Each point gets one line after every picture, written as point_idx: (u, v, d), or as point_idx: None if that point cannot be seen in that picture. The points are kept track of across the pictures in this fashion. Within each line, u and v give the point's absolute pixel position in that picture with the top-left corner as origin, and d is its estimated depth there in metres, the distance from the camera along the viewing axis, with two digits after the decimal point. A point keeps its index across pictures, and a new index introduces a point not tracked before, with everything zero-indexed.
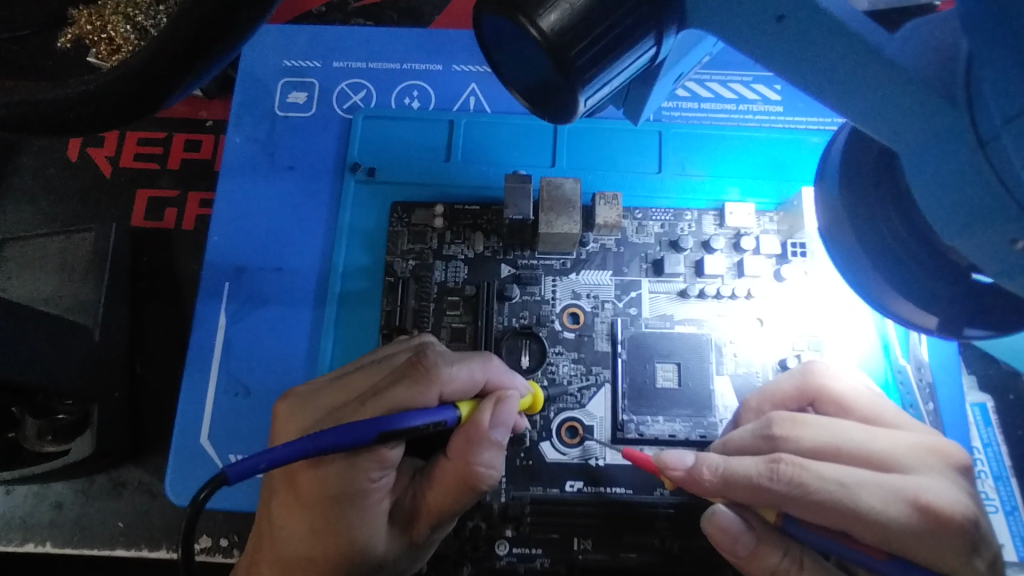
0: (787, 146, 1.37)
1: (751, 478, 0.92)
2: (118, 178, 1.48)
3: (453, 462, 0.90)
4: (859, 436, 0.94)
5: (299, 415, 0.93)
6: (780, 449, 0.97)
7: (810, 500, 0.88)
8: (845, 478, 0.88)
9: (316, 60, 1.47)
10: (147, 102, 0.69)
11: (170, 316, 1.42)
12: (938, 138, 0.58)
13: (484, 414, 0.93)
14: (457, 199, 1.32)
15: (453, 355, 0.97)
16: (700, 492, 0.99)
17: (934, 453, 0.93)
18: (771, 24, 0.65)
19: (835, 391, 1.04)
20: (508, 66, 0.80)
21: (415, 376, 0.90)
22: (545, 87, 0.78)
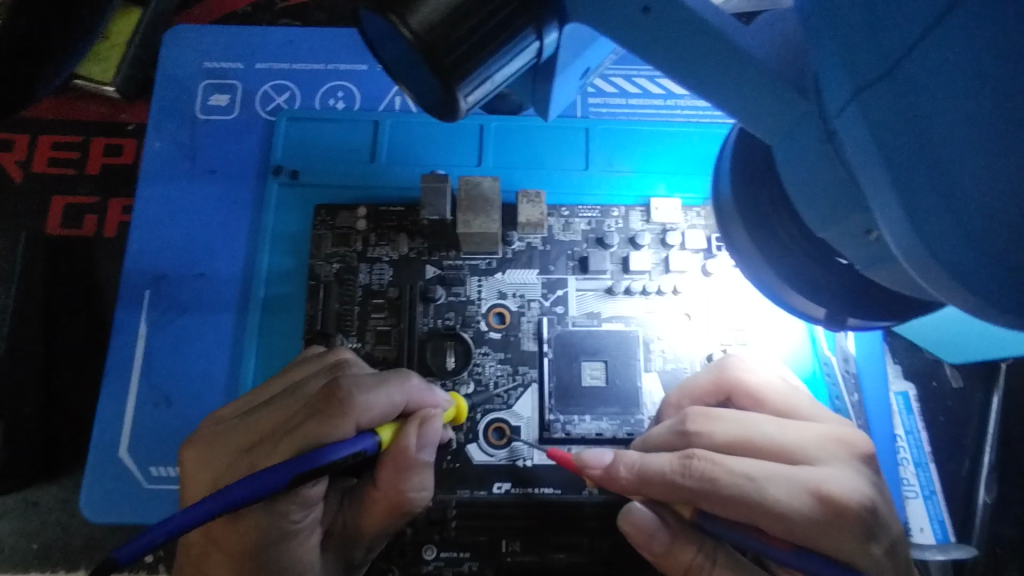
0: (714, 140, 1.37)
1: (665, 475, 0.92)
2: (30, 183, 1.42)
3: (384, 487, 0.95)
4: (770, 428, 0.95)
5: (208, 458, 0.89)
6: (694, 444, 0.97)
7: (720, 494, 0.88)
8: (754, 471, 0.89)
9: (239, 61, 1.43)
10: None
11: (87, 325, 1.35)
12: (796, 127, 0.58)
13: (407, 439, 0.94)
14: (381, 200, 1.31)
15: (369, 377, 0.94)
16: (619, 490, 0.98)
17: (842, 444, 0.93)
18: (638, 17, 0.65)
19: (750, 384, 1.04)
20: (395, 63, 0.78)
21: (328, 410, 0.88)
22: (428, 87, 0.75)
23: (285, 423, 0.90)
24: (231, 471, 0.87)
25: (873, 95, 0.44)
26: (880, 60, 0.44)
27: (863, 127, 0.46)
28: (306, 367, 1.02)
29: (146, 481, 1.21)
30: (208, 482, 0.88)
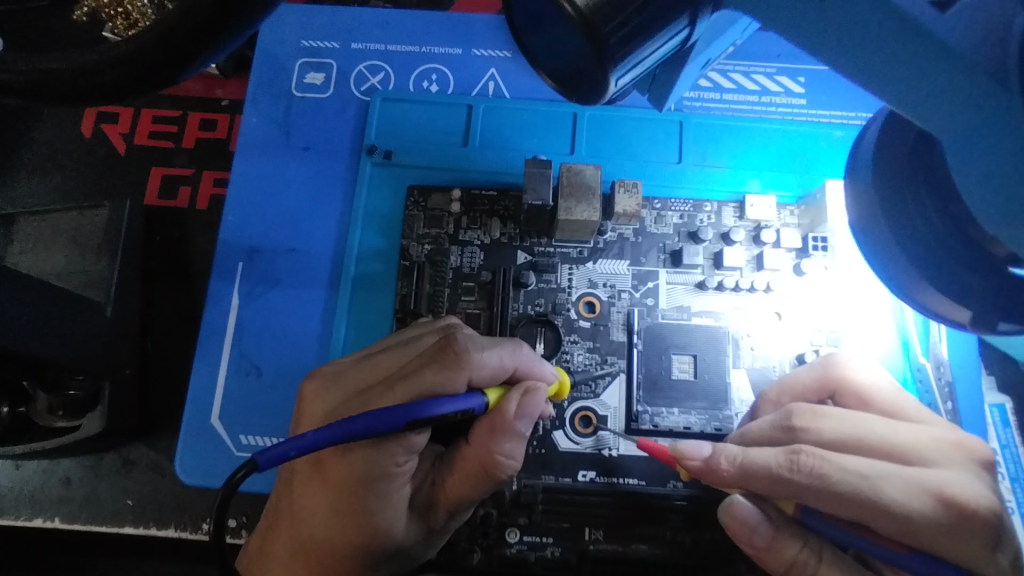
0: (809, 139, 1.35)
1: (772, 469, 0.90)
2: (133, 155, 1.48)
3: (475, 448, 0.83)
4: (881, 429, 0.93)
5: (326, 395, 0.87)
6: (800, 440, 0.96)
7: (833, 492, 0.86)
8: (867, 470, 0.86)
9: (335, 41, 1.45)
10: (164, 74, 0.70)
11: (180, 295, 1.42)
12: (989, 120, 0.57)
13: (507, 405, 0.84)
14: (474, 184, 1.31)
15: (483, 337, 0.88)
16: (718, 483, 0.96)
17: (958, 448, 0.92)
18: (812, 6, 0.64)
19: (857, 383, 1.04)
20: (540, 49, 0.78)
21: (444, 360, 0.82)
22: (575, 63, 0.77)
23: (399, 369, 0.85)
24: (347, 404, 0.83)
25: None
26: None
27: None
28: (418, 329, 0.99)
29: (236, 448, 1.24)
30: (322, 413, 0.86)
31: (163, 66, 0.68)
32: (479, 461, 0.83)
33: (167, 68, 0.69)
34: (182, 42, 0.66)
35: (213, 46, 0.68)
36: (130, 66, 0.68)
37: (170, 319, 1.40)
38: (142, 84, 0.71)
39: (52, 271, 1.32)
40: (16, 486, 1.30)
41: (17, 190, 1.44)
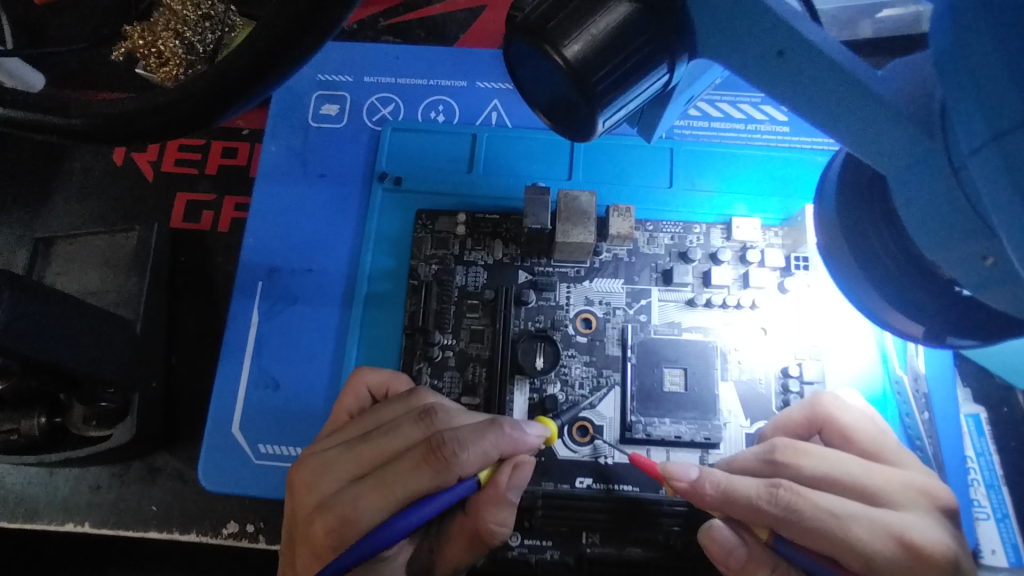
0: (793, 164, 1.44)
1: (752, 499, 0.99)
2: (160, 182, 1.58)
3: (470, 520, 0.98)
4: (856, 469, 1.01)
5: (314, 484, 0.92)
6: (781, 474, 1.04)
7: (805, 525, 0.95)
8: (838, 509, 0.95)
9: (348, 75, 1.56)
10: (197, 120, 0.74)
11: (203, 313, 1.51)
12: (920, 163, 0.65)
13: (499, 482, 0.96)
14: (478, 208, 1.40)
15: (468, 427, 0.93)
16: (701, 505, 1.06)
17: (924, 494, 0.99)
18: (772, 58, 0.74)
19: (841, 423, 1.11)
20: (532, 85, 0.86)
21: (432, 464, 0.89)
22: (564, 102, 0.84)
23: (387, 465, 0.91)
24: (338, 499, 0.89)
25: (996, 149, 0.51)
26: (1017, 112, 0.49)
27: (998, 164, 0.50)
28: (395, 405, 1.04)
29: (255, 456, 1.33)
30: (313, 503, 0.91)
31: (197, 114, 0.73)
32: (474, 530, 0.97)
33: (202, 116, 0.73)
34: (222, 90, 0.71)
35: (250, 93, 0.72)
36: (173, 113, 0.73)
37: (193, 335, 1.50)
38: (182, 130, 0.76)
39: (84, 291, 1.42)
40: (50, 493, 1.39)
41: (53, 215, 1.55)
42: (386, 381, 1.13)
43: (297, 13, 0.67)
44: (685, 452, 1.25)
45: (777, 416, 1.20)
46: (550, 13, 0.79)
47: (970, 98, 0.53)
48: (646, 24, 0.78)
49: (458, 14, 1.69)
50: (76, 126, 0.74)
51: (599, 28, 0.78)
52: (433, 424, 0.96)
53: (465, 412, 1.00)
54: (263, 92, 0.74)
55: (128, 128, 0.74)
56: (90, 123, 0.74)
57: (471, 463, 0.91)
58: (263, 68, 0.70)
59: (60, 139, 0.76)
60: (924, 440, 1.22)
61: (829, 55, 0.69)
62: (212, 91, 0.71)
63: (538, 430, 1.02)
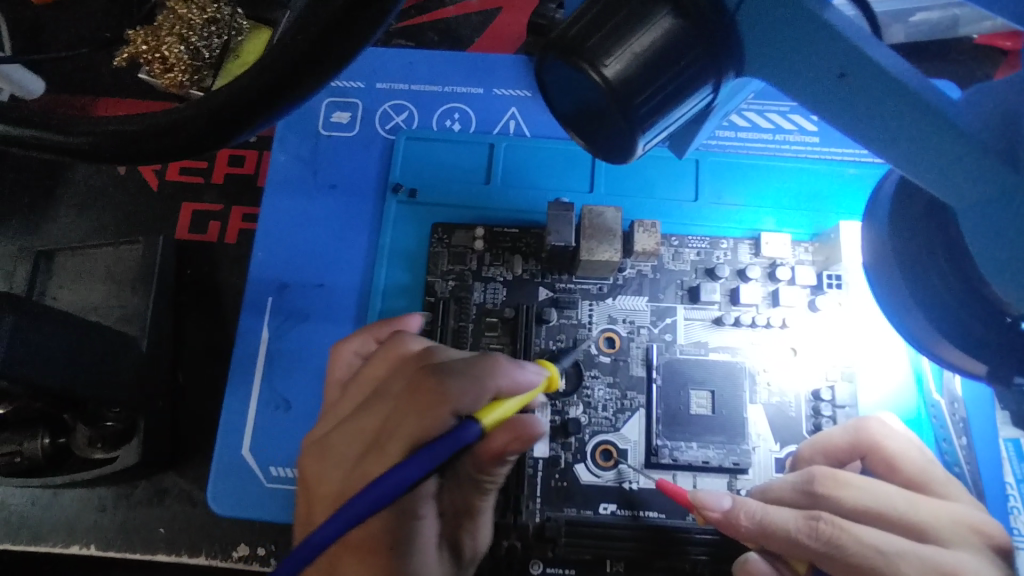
0: (822, 176, 1.39)
1: (791, 532, 0.95)
2: (166, 191, 1.53)
3: (474, 471, 0.92)
4: (902, 503, 0.96)
5: (324, 466, 0.88)
6: (821, 506, 0.99)
7: (848, 562, 0.91)
8: (884, 545, 0.91)
9: (360, 81, 1.50)
10: (215, 140, 0.68)
11: (210, 328, 1.46)
12: (1003, 200, 0.60)
13: (499, 441, 0.88)
14: (496, 222, 1.35)
15: (455, 365, 0.91)
16: (736, 536, 1.01)
17: (975, 532, 0.94)
18: (833, 81, 0.68)
19: (888, 452, 1.05)
20: (559, 93, 0.80)
21: (427, 407, 0.86)
22: (601, 120, 0.78)
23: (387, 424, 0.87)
24: (348, 476, 0.85)
25: None
26: None
27: None
28: (378, 362, 0.98)
29: (266, 480, 1.28)
30: (326, 483, 0.87)
31: (216, 134, 0.67)
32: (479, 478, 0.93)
33: (220, 136, 0.68)
34: (237, 113, 0.65)
35: (271, 113, 0.66)
36: (183, 135, 0.67)
37: (201, 352, 1.45)
38: (193, 152, 0.70)
39: (87, 306, 1.37)
40: (52, 515, 1.34)
41: (55, 226, 1.50)
42: (367, 342, 1.10)
43: (323, 31, 0.61)
44: (713, 477, 1.21)
45: (814, 437, 1.14)
46: (589, 31, 0.74)
47: None
48: (692, 42, 0.74)
49: (473, 16, 1.64)
50: (77, 145, 0.68)
51: (642, 45, 0.73)
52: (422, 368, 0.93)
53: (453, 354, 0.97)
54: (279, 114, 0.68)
55: (134, 147, 0.68)
56: (95, 141, 0.68)
57: (467, 400, 0.88)
58: (281, 90, 0.63)
59: (63, 158, 0.71)
60: (962, 466, 1.18)
61: (896, 78, 0.63)
62: (230, 111, 0.65)
63: (534, 368, 0.95)
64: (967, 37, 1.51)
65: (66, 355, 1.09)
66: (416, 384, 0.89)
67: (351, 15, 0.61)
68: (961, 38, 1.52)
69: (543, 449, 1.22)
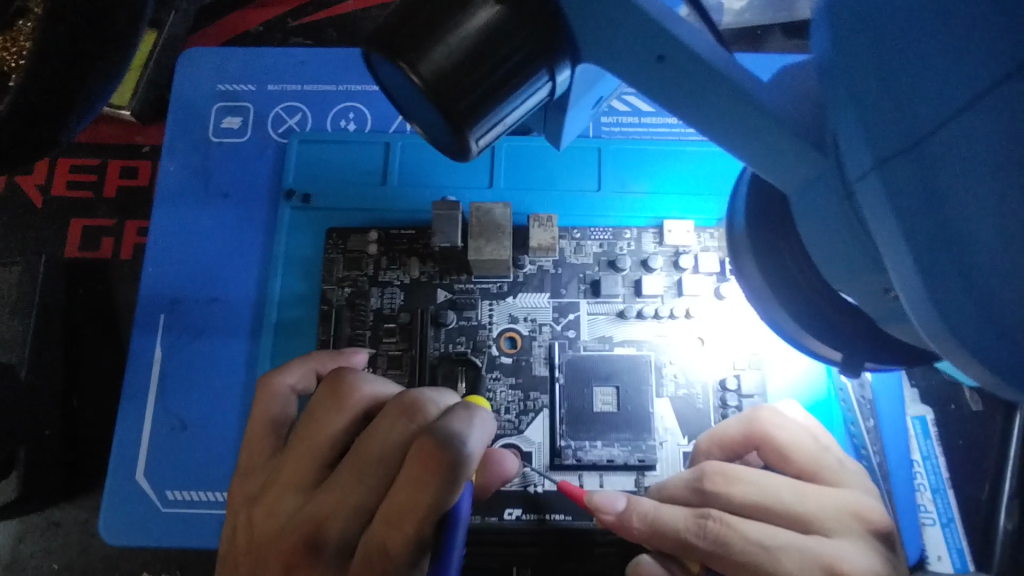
0: (728, 160, 1.35)
1: (679, 531, 0.92)
2: (52, 208, 1.45)
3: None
4: (788, 495, 0.93)
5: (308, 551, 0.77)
6: (710, 503, 0.95)
7: (733, 559, 0.88)
8: (768, 539, 0.88)
9: (252, 83, 1.44)
10: (10, 162, 0.68)
11: (105, 349, 1.39)
12: (816, 184, 0.57)
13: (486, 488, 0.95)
14: (393, 223, 1.30)
15: (455, 419, 0.76)
16: (628, 538, 0.98)
17: (857, 517, 0.91)
18: (654, 64, 0.65)
19: (778, 441, 1.01)
20: (391, 87, 0.75)
21: (437, 480, 0.72)
22: (428, 113, 0.73)
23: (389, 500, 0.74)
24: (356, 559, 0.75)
25: (907, 165, 0.43)
26: (906, 133, 0.42)
27: (883, 193, 0.44)
28: (330, 415, 0.82)
29: (161, 505, 1.23)
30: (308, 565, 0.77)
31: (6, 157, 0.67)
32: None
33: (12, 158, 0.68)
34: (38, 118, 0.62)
35: (55, 133, 0.66)
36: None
37: (96, 375, 1.38)
38: (21, 162, 0.68)
39: None
40: None
41: None
42: (307, 374, 0.97)
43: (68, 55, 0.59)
44: (621, 475, 1.18)
45: (713, 428, 1.11)
46: (402, 24, 0.70)
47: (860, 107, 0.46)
48: (514, 30, 0.69)
49: (372, 11, 1.58)
50: None
51: (458, 37, 0.69)
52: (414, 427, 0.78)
53: (439, 398, 0.81)
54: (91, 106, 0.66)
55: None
56: None
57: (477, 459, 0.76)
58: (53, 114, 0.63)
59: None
60: (869, 451, 1.15)
61: (708, 59, 0.61)
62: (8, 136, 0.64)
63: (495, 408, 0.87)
64: None
65: None
66: (422, 453, 0.72)
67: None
68: None
69: None
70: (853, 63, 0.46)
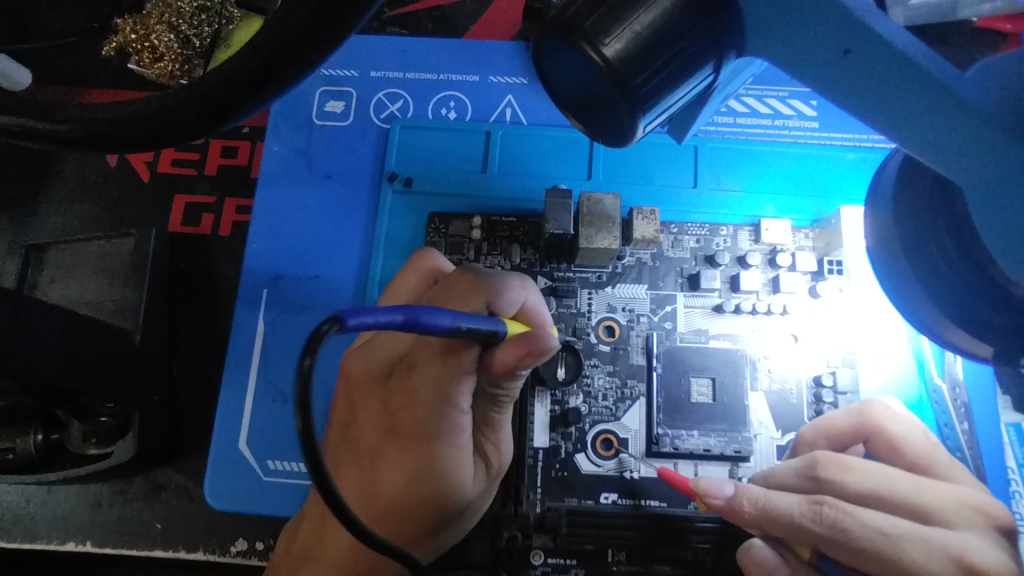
0: (822, 162, 1.38)
1: (794, 517, 0.94)
2: (157, 184, 1.51)
3: (486, 382, 0.93)
4: (905, 487, 0.95)
5: (368, 363, 1.01)
6: (825, 491, 0.98)
7: (853, 546, 0.90)
8: (889, 528, 0.90)
9: (354, 70, 1.48)
10: (207, 124, 0.64)
11: (205, 321, 1.44)
12: (1011, 174, 0.58)
13: (507, 357, 0.86)
14: (493, 210, 1.33)
15: (493, 272, 0.97)
16: (739, 523, 0.99)
17: (979, 512, 0.93)
18: (837, 59, 0.66)
19: (890, 434, 1.05)
20: (557, 79, 0.78)
21: (467, 296, 0.92)
22: (597, 101, 0.76)
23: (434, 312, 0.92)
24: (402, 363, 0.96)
25: None
26: None
27: None
28: (408, 275, 1.08)
29: (263, 473, 1.27)
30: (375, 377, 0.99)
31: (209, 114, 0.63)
32: (493, 391, 0.95)
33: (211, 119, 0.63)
34: (214, 101, 0.62)
35: (267, 94, 0.62)
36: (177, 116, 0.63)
37: (196, 345, 1.43)
38: (176, 142, 0.66)
39: (81, 300, 1.35)
40: (48, 512, 1.33)
41: (46, 220, 1.48)
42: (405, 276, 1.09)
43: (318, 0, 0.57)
44: (715, 465, 1.20)
45: (816, 420, 1.14)
46: (586, 10, 0.72)
47: None
48: (695, 19, 0.72)
49: (468, 4, 1.61)
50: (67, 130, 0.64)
51: (642, 24, 0.71)
52: (481, 302, 0.92)
53: (504, 291, 0.93)
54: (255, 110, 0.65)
55: (104, 134, 0.64)
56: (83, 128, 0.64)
57: (502, 304, 0.93)
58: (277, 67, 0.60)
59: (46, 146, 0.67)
60: (963, 451, 1.16)
61: (901, 50, 0.62)
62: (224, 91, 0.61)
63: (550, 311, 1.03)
64: (967, 20, 1.49)
65: (56, 347, 1.07)
66: (466, 282, 0.95)
67: (325, 17, 0.58)
68: (962, 21, 1.50)
69: (543, 439, 1.21)
70: None
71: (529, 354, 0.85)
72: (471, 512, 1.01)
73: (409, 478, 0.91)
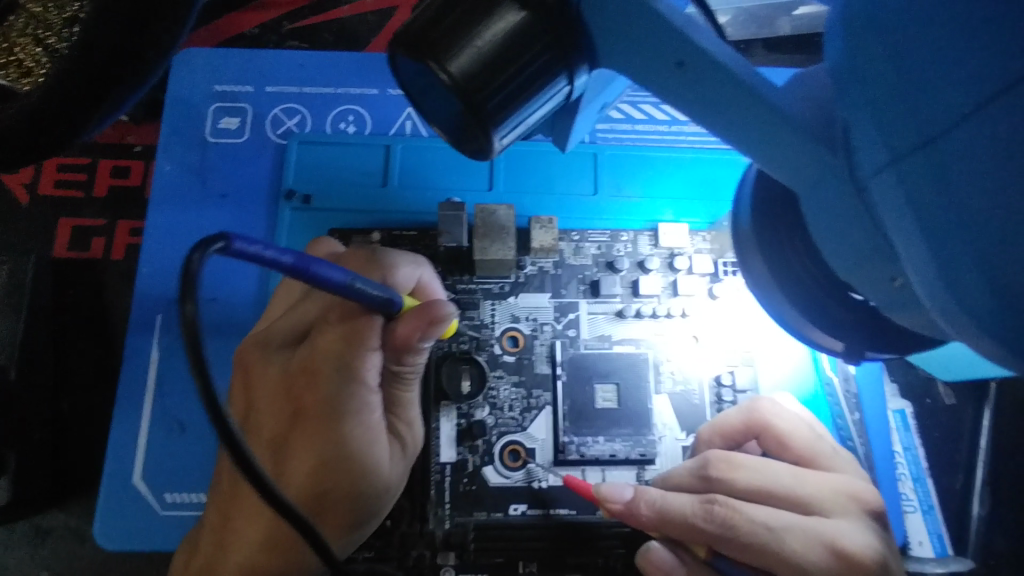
0: (717, 165, 1.42)
1: (688, 517, 0.95)
2: (42, 208, 1.43)
3: (391, 360, 1.01)
4: (788, 479, 0.98)
5: (264, 357, 1.01)
6: (716, 490, 0.99)
7: (740, 541, 0.92)
8: (773, 521, 0.92)
9: (250, 85, 1.44)
10: (56, 134, 0.71)
11: (97, 350, 1.37)
12: (822, 183, 0.59)
13: (412, 330, 0.95)
14: (393, 224, 1.31)
15: (393, 253, 1.07)
16: (637, 526, 1.00)
17: (853, 499, 0.97)
18: (671, 70, 0.67)
19: (778, 429, 1.07)
20: (420, 95, 0.76)
21: (370, 267, 1.02)
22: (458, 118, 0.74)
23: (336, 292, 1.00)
24: (298, 356, 0.98)
25: (922, 159, 0.43)
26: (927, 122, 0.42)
27: (901, 196, 0.45)
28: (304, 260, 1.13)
29: (160, 507, 1.21)
30: (275, 373, 0.99)
31: (54, 124, 0.69)
32: (393, 366, 1.03)
33: (59, 128, 0.70)
34: (52, 109, 0.68)
35: (108, 103, 0.70)
36: (24, 126, 0.69)
37: (87, 377, 1.36)
38: (31, 149, 0.73)
39: None
40: None
41: None
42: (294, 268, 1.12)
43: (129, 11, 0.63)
44: (621, 469, 1.21)
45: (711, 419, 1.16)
46: (432, 24, 0.70)
47: (874, 93, 0.45)
48: (535, 34, 0.70)
49: (368, 16, 1.60)
50: None
51: (485, 38, 0.69)
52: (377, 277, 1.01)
53: (403, 265, 1.05)
54: (110, 112, 0.72)
55: None
56: None
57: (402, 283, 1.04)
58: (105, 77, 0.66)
59: None
60: (855, 440, 1.19)
61: (723, 61, 0.63)
62: (58, 99, 0.67)
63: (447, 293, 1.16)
64: None
65: None
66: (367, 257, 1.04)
67: (141, 21, 0.64)
68: None
69: (450, 454, 1.19)
70: (888, 57, 0.44)
71: (426, 324, 0.94)
72: (389, 494, 1.05)
73: (319, 464, 0.95)
